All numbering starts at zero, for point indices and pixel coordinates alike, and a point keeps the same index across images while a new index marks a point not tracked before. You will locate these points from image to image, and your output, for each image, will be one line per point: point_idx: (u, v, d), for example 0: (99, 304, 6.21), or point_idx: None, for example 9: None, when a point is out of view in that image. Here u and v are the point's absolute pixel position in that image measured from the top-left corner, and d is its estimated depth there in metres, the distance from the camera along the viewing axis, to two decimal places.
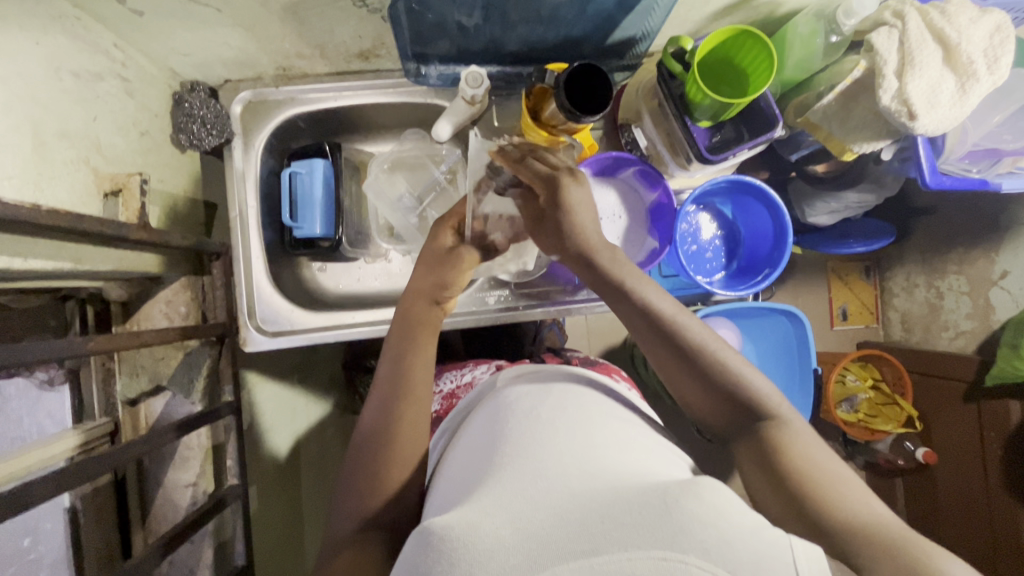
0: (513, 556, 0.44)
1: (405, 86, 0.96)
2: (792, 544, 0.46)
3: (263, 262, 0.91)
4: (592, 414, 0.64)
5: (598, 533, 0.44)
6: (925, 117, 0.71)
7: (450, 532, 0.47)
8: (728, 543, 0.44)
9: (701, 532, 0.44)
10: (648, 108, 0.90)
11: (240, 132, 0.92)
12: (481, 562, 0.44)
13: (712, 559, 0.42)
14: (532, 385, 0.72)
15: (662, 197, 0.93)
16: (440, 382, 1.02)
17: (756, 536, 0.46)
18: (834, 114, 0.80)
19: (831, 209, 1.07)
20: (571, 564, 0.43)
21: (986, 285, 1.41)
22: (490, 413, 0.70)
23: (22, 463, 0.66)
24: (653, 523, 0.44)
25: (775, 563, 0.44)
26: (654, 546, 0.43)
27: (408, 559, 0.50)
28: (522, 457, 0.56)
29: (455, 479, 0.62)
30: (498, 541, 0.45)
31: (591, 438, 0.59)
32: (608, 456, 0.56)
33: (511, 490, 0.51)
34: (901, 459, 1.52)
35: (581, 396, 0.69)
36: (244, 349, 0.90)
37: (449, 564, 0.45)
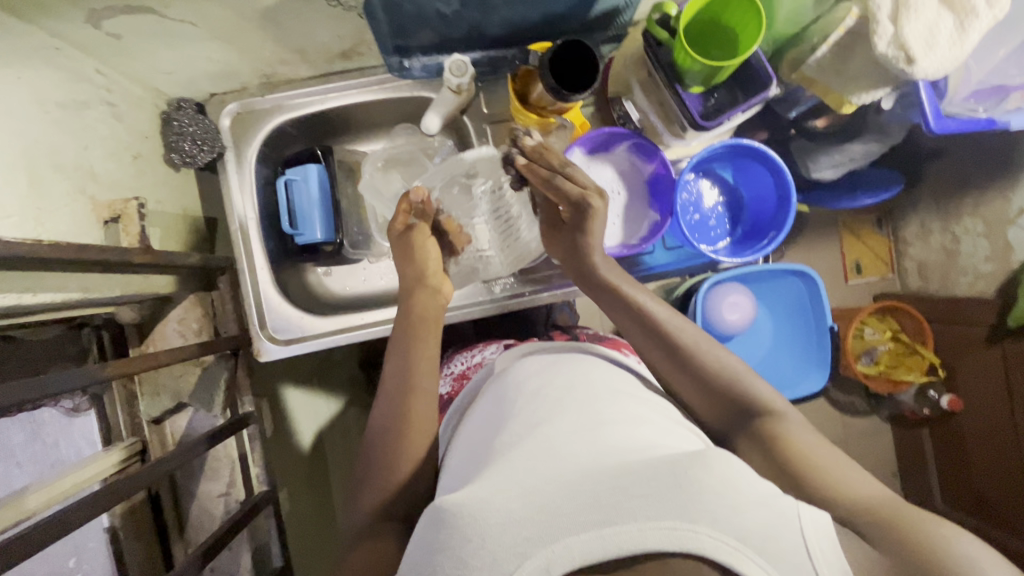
0: (524, 528, 0.45)
1: (390, 81, 0.96)
2: (802, 516, 0.46)
3: (269, 272, 0.93)
4: (601, 389, 0.65)
5: (609, 505, 0.46)
6: (924, 61, 0.68)
7: (461, 508, 0.49)
8: (738, 512, 0.45)
9: (711, 503, 0.45)
10: (638, 79, 0.89)
11: (232, 146, 0.92)
12: (492, 536, 0.46)
13: (721, 529, 0.43)
14: (538, 364, 0.73)
15: (660, 169, 0.91)
16: (451, 364, 1.03)
17: (767, 508, 0.46)
18: (830, 67, 0.77)
19: (836, 162, 1.03)
20: (582, 535, 0.44)
21: (1003, 225, 1.36)
22: (499, 394, 0.70)
23: (60, 488, 0.67)
24: (662, 494, 0.46)
25: (785, 533, 0.44)
26: (664, 518, 0.44)
27: (422, 537, 0.51)
28: (531, 436, 0.57)
29: (465, 458, 0.63)
30: (508, 513, 0.47)
31: (599, 412, 0.60)
32: (616, 431, 0.56)
33: (521, 467, 0.52)
34: (926, 408, 1.53)
35: (589, 371, 0.69)
36: (258, 360, 0.91)
37: (462, 537, 0.47)
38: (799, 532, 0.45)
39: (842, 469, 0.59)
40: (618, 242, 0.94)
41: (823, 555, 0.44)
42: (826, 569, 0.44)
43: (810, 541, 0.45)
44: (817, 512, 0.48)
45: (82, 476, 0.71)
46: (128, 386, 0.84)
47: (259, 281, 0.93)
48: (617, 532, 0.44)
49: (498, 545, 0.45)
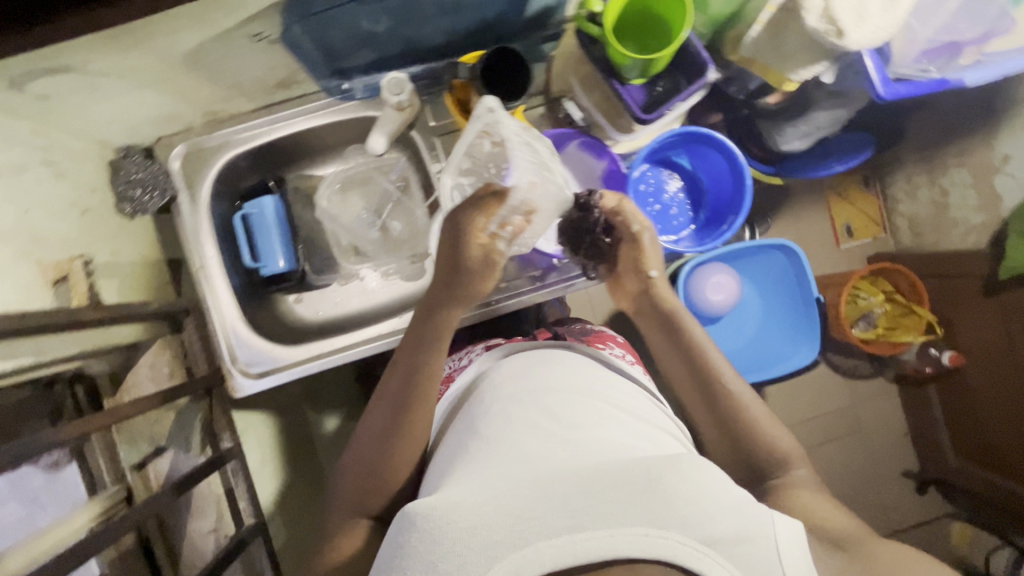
0: (495, 533, 0.46)
1: (334, 104, 0.95)
2: (778, 523, 0.49)
3: (234, 306, 0.94)
4: (577, 387, 0.65)
5: (582, 510, 0.47)
6: (855, 32, 0.66)
7: (432, 511, 0.49)
8: (709, 519, 0.47)
9: (682, 509, 0.47)
10: (579, 76, 0.87)
11: (183, 186, 0.93)
12: (463, 540, 0.46)
13: (691, 535, 0.45)
14: (515, 362, 0.72)
15: (612, 166, 0.89)
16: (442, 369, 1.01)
17: (739, 514, 0.48)
18: (767, 45, 0.75)
19: (802, 133, 1.04)
20: (553, 540, 0.45)
21: (990, 174, 1.37)
22: (476, 396, 0.69)
23: (45, 544, 0.69)
24: (635, 501, 0.47)
25: (756, 537, 0.47)
26: (635, 524, 0.46)
27: (392, 541, 0.51)
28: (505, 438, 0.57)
29: (440, 461, 0.63)
30: (480, 517, 0.47)
31: (575, 412, 0.61)
32: (592, 434, 0.57)
33: (495, 473, 0.53)
34: (928, 367, 1.51)
35: (564, 367, 0.69)
36: (233, 397, 0.93)
37: (431, 542, 0.47)
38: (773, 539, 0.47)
39: (846, 522, 0.58)
40: None
41: (794, 563, 0.47)
42: (794, 571, 0.46)
43: (778, 543, 0.47)
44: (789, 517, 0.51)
45: (63, 534, 0.72)
46: (106, 435, 0.85)
47: (225, 315, 0.94)
48: (589, 537, 0.45)
49: (469, 549, 0.46)
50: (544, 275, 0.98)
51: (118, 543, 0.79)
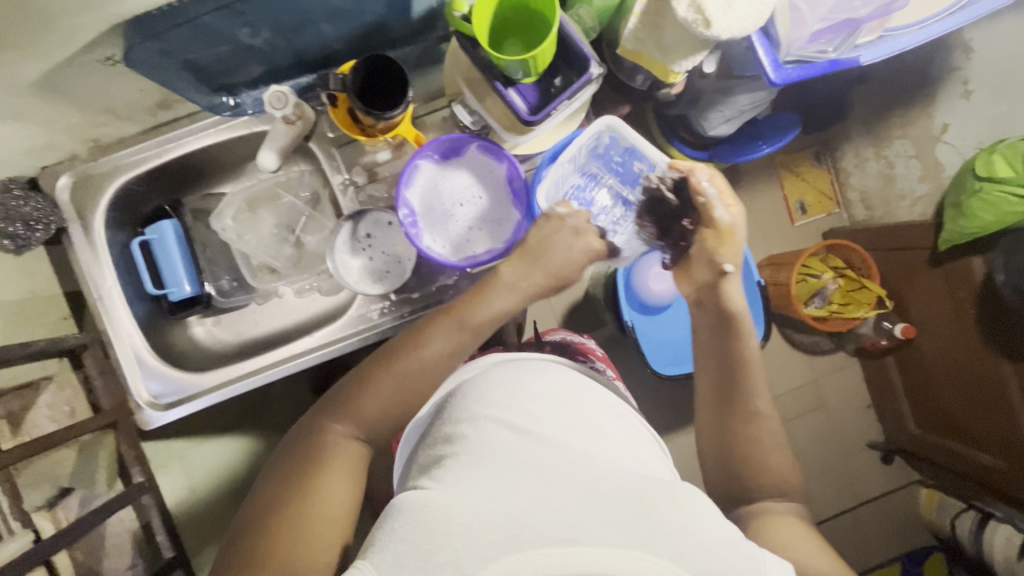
0: (492, 534, 0.49)
1: (227, 121, 0.92)
2: (766, 560, 0.51)
3: (138, 335, 0.90)
4: (574, 401, 0.67)
5: (576, 525, 0.50)
6: (722, 22, 0.63)
7: (428, 504, 0.53)
8: (702, 551, 0.49)
9: (675, 538, 0.49)
10: (466, 82, 0.84)
11: (74, 217, 0.90)
12: (458, 535, 0.50)
13: (681, 563, 0.48)
14: (516, 363, 0.73)
15: (511, 169, 0.88)
16: None
17: (733, 549, 0.50)
18: (647, 37, 0.73)
19: (726, 116, 1.14)
20: (545, 548, 0.48)
21: (931, 144, 1.39)
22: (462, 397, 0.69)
23: None
24: (628, 523, 0.50)
25: (741, 561, 0.50)
26: (627, 545, 0.48)
27: (387, 527, 0.54)
28: (501, 442, 0.59)
29: (429, 450, 0.65)
30: (476, 516, 0.51)
31: (571, 425, 0.63)
32: (588, 449, 0.60)
33: (502, 478, 0.55)
34: (884, 339, 1.50)
35: (557, 373, 0.71)
36: (143, 429, 0.89)
37: (428, 533, 0.50)
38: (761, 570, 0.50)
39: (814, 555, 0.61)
40: (484, 248, 0.90)
41: None
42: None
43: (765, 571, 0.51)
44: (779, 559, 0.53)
45: None
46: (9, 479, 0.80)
47: (130, 346, 0.90)
48: (580, 553, 0.48)
49: (463, 545, 0.49)
50: (457, 282, 0.94)
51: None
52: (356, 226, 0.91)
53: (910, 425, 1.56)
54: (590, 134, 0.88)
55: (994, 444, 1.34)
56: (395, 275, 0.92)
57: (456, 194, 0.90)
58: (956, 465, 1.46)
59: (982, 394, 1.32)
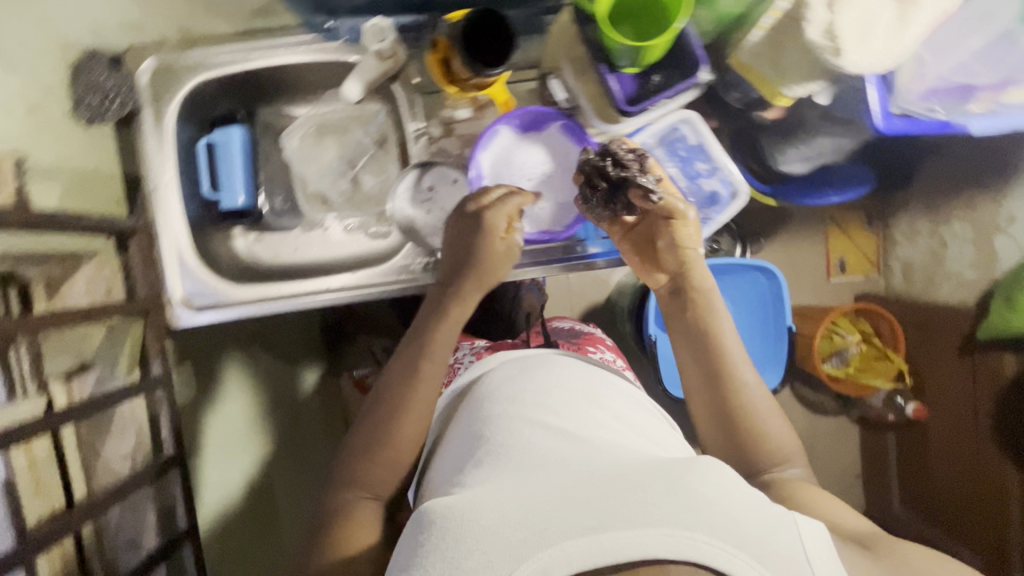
0: (519, 531, 0.45)
1: (317, 43, 0.91)
2: (796, 523, 0.48)
3: (185, 234, 0.91)
4: (587, 407, 0.66)
5: (603, 509, 0.45)
6: (853, 53, 0.62)
7: (453, 511, 0.49)
8: (734, 521, 0.45)
9: (706, 510, 0.45)
10: (570, 56, 0.82)
11: (149, 102, 0.89)
12: (484, 537, 0.45)
13: (719, 536, 0.43)
14: (521, 372, 0.72)
15: (588, 154, 0.86)
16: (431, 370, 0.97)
17: (762, 516, 0.47)
18: (765, 54, 0.71)
19: (804, 155, 1.15)
20: (577, 539, 0.43)
21: (991, 232, 1.33)
22: (478, 405, 0.69)
23: None
24: (655, 499, 0.46)
25: (778, 536, 0.46)
26: (660, 523, 0.44)
27: (413, 546, 0.49)
28: (520, 451, 0.57)
29: (451, 474, 0.62)
30: (501, 516, 0.47)
31: (585, 426, 0.61)
32: (603, 449, 0.57)
33: (521, 480, 0.52)
34: (891, 415, 1.53)
35: (569, 386, 0.69)
36: (172, 327, 0.91)
37: (455, 539, 0.46)
38: (797, 538, 0.46)
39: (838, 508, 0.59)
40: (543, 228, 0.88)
41: (820, 561, 0.45)
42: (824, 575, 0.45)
43: (810, 550, 0.46)
44: (810, 518, 0.50)
45: None
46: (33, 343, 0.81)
47: (175, 242, 0.91)
48: (613, 537, 0.43)
49: (493, 548, 0.44)
50: None
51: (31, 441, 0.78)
52: (421, 176, 0.90)
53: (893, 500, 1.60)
54: (663, 126, 0.84)
55: (977, 535, 1.39)
56: (446, 234, 0.91)
57: (527, 168, 0.88)
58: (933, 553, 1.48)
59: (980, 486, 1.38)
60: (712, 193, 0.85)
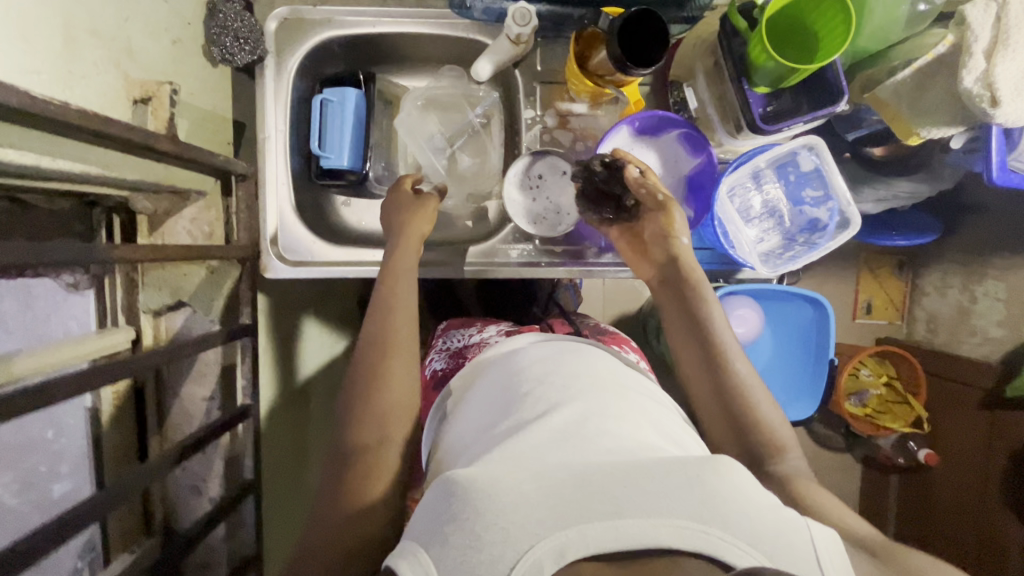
0: (538, 509, 0.43)
1: (447, 17, 0.91)
2: (811, 531, 0.46)
3: (289, 188, 0.90)
4: (605, 382, 0.63)
5: (622, 496, 0.44)
6: (1008, 105, 0.65)
7: (472, 482, 0.46)
8: (753, 521, 0.44)
9: (727, 505, 0.44)
10: (704, 67, 0.84)
11: (273, 51, 0.88)
12: (504, 513, 0.43)
13: (736, 533, 0.42)
14: (547, 351, 0.68)
15: (705, 165, 0.86)
16: (446, 339, 0.94)
17: (777, 517, 0.45)
18: (906, 94, 0.73)
19: (877, 196, 0.99)
20: (595, 524, 0.42)
21: (1023, 294, 1.28)
22: (498, 376, 0.66)
23: (60, 355, 0.69)
24: (676, 493, 0.44)
25: (795, 543, 0.44)
26: (679, 515, 0.43)
27: (427, 507, 0.47)
28: (540, 422, 0.55)
29: (460, 441, 0.60)
30: (522, 492, 0.44)
31: (603, 404, 0.58)
32: (619, 432, 0.55)
33: (539, 458, 0.49)
34: (901, 458, 1.51)
35: (584, 359, 0.67)
36: (264, 276, 0.89)
37: (473, 509, 0.44)
38: (811, 541, 0.45)
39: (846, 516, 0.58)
40: None
41: (831, 566, 0.45)
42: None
43: (821, 553, 0.45)
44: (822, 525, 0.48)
45: (78, 351, 0.72)
46: (129, 274, 0.84)
47: (278, 195, 0.90)
48: (629, 525, 0.42)
49: (510, 525, 0.42)
50: (600, 254, 0.96)
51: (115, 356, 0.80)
52: (532, 164, 0.91)
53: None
54: (786, 149, 0.85)
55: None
56: (549, 224, 0.92)
57: None
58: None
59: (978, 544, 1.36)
60: (814, 220, 0.89)
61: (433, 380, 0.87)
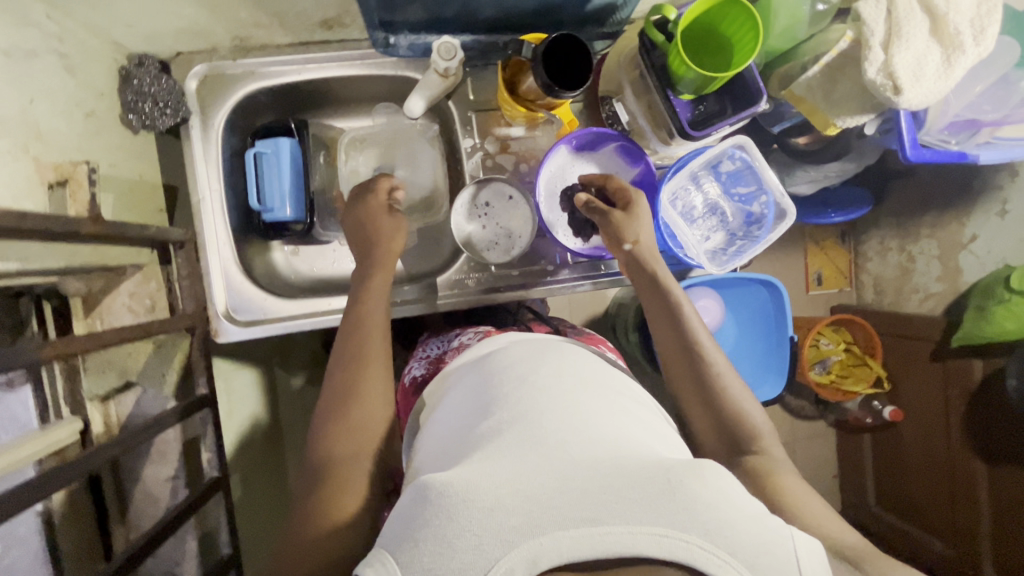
0: (513, 516, 0.42)
1: (373, 56, 0.90)
2: (794, 542, 0.44)
3: (231, 249, 0.87)
4: (590, 376, 0.60)
5: (599, 502, 0.43)
6: (910, 92, 0.69)
7: (449, 486, 0.45)
8: (729, 525, 0.43)
9: (704, 513, 0.43)
10: (629, 80, 0.87)
11: (197, 111, 0.86)
12: (479, 520, 0.42)
13: (713, 541, 0.42)
14: (529, 345, 0.66)
15: (646, 173, 0.89)
16: (428, 348, 0.92)
17: (758, 524, 0.44)
18: (818, 88, 0.78)
19: (811, 177, 1.07)
20: (570, 531, 0.41)
21: (955, 249, 1.37)
22: (480, 370, 0.63)
23: (6, 460, 0.65)
24: (654, 498, 0.43)
25: (776, 551, 0.43)
26: (655, 523, 0.42)
27: (402, 514, 0.47)
28: (521, 418, 0.52)
29: (436, 441, 0.58)
30: (496, 500, 0.43)
31: (586, 399, 0.56)
32: (605, 425, 0.52)
33: (520, 454, 0.48)
34: (869, 417, 1.54)
35: (569, 353, 0.65)
36: (216, 340, 0.86)
37: (446, 518, 0.43)
38: (792, 550, 0.44)
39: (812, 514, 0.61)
40: (596, 243, 0.91)
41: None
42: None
43: (801, 562, 0.43)
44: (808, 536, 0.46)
45: (27, 451, 0.68)
46: (70, 362, 0.80)
47: (221, 259, 0.87)
48: (606, 532, 0.41)
49: (485, 531, 0.42)
50: (556, 271, 0.95)
51: (64, 452, 0.76)
52: (477, 193, 0.91)
53: (870, 501, 1.64)
54: (717, 151, 0.89)
55: (949, 534, 1.42)
56: (502, 249, 0.92)
57: None
58: (908, 548, 1.53)
59: (949, 485, 1.40)
60: (756, 215, 0.92)
61: (411, 386, 0.84)
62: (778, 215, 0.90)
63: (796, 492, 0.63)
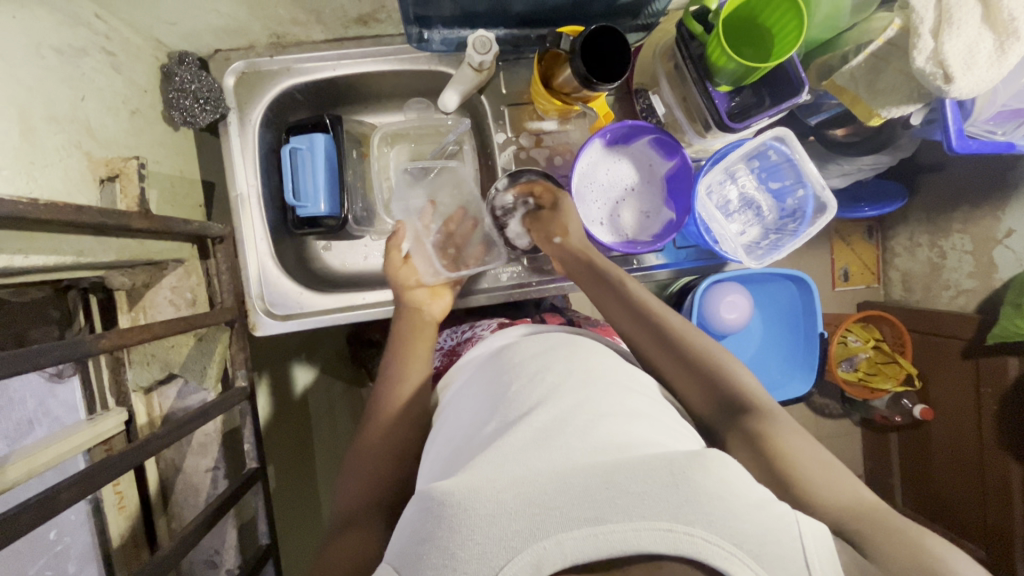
0: (515, 521, 0.42)
1: (406, 52, 0.91)
2: (800, 524, 0.43)
3: (269, 244, 0.88)
4: (595, 370, 0.59)
5: (603, 500, 0.42)
6: (961, 80, 0.67)
7: (450, 496, 0.45)
8: (735, 515, 0.42)
9: (708, 504, 0.42)
10: (666, 72, 0.86)
11: (235, 107, 0.87)
12: (481, 527, 0.42)
13: (718, 532, 0.40)
14: (538, 344, 0.66)
15: (681, 166, 0.86)
16: (441, 339, 0.93)
17: (764, 512, 0.43)
18: (862, 76, 0.77)
19: (843, 171, 1.05)
20: (574, 532, 0.41)
21: (990, 244, 1.32)
22: (493, 370, 0.64)
23: (53, 451, 0.67)
24: (657, 493, 0.42)
25: (782, 539, 0.42)
26: (658, 517, 0.41)
27: (407, 525, 0.47)
28: (524, 419, 0.52)
29: (444, 443, 0.58)
30: (498, 505, 0.43)
31: (591, 395, 0.55)
32: (610, 423, 0.52)
33: (516, 459, 0.48)
34: (898, 416, 1.50)
35: (576, 350, 0.64)
36: (254, 333, 0.87)
37: (449, 528, 0.43)
38: (797, 538, 0.42)
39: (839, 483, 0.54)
40: (628, 236, 0.90)
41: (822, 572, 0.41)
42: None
43: (806, 547, 0.42)
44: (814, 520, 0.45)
45: (75, 442, 0.70)
46: (115, 354, 0.82)
47: (257, 254, 0.88)
48: (609, 531, 0.41)
49: (487, 538, 0.41)
50: None
51: (110, 443, 0.79)
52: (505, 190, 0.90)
53: (898, 502, 1.61)
54: (754, 143, 0.88)
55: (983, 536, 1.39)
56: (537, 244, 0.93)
57: (617, 181, 0.90)
58: None
59: (982, 486, 1.37)
60: (794, 209, 0.92)
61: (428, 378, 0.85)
62: (817, 209, 0.87)
63: (799, 442, 0.57)
